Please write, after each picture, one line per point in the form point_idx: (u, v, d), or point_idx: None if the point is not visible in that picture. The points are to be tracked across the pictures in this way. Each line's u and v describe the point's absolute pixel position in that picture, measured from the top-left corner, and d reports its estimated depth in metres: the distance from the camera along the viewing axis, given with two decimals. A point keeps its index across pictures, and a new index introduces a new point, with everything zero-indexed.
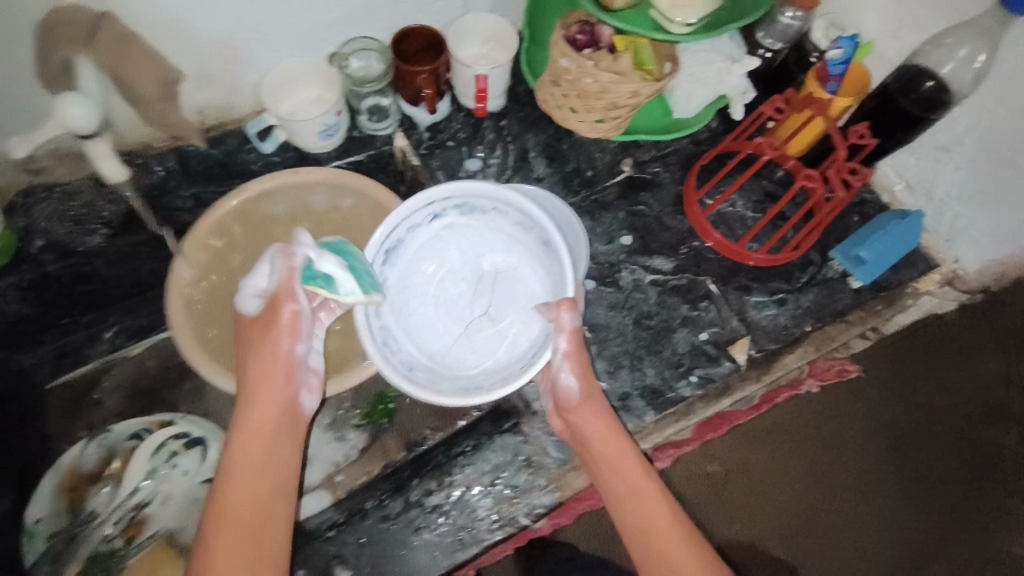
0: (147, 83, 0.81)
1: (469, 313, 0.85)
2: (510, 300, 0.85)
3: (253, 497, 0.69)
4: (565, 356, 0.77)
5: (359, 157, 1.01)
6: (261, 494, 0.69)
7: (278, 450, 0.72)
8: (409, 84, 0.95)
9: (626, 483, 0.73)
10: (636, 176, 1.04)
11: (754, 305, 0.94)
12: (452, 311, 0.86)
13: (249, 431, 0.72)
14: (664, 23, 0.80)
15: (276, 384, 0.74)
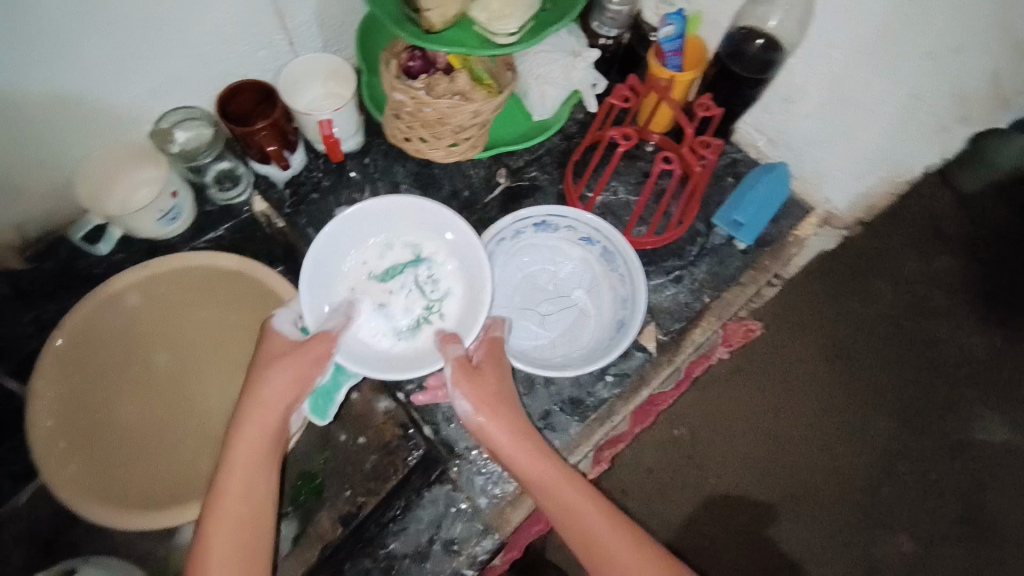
0: None
1: (534, 301, 0.90)
2: (566, 318, 0.89)
3: (248, 502, 0.68)
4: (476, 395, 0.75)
5: (218, 232, 0.96)
6: (250, 503, 0.69)
7: (270, 464, 0.71)
8: (251, 145, 0.88)
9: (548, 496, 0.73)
10: (513, 186, 1.00)
11: (653, 289, 0.94)
12: (526, 297, 0.90)
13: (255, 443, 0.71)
14: (489, 35, 0.78)
15: (274, 400, 0.72)
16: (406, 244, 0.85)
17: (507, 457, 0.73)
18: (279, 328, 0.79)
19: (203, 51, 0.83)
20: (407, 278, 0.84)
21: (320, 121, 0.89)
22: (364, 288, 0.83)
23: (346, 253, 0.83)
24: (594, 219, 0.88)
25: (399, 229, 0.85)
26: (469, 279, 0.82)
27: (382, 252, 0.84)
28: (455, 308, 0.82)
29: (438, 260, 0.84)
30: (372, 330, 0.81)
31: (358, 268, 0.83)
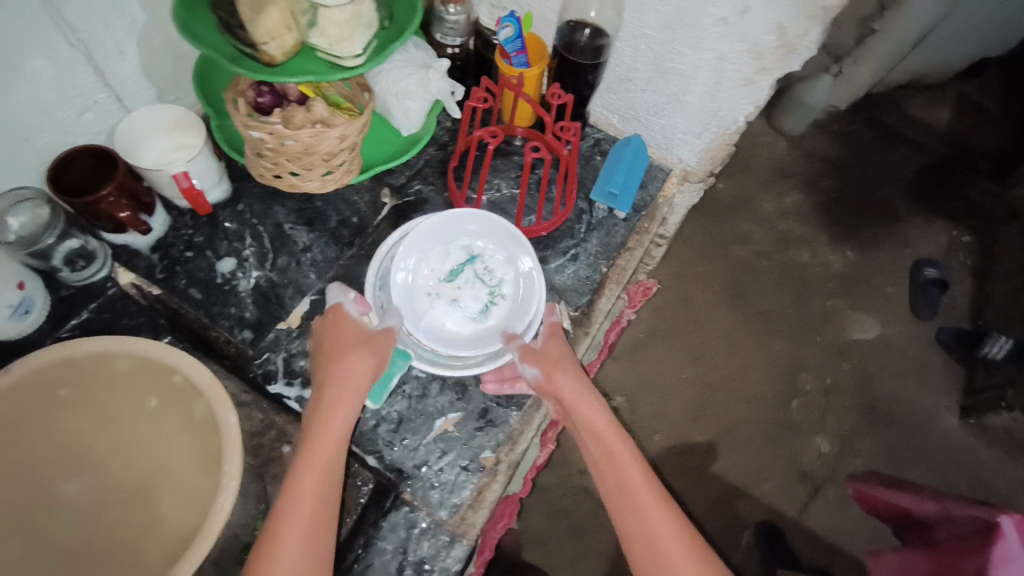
0: None
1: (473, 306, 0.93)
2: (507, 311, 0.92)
3: (316, 505, 0.65)
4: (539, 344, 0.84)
5: (83, 316, 0.86)
6: (325, 499, 0.66)
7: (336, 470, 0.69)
8: (103, 216, 0.81)
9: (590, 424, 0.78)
10: (400, 203, 1.01)
11: (555, 270, 0.99)
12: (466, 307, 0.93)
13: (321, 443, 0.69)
14: (335, 60, 0.77)
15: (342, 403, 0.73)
16: (461, 246, 0.91)
17: (569, 403, 0.79)
18: (349, 322, 0.80)
19: (13, 125, 0.75)
20: (470, 272, 0.90)
21: (175, 175, 0.83)
22: (441, 292, 0.88)
23: (416, 262, 0.88)
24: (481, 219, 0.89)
25: (458, 231, 0.90)
26: (520, 262, 0.89)
27: (445, 255, 0.90)
28: (512, 288, 0.89)
29: (489, 253, 0.91)
30: (459, 326, 0.87)
31: (430, 271, 0.89)
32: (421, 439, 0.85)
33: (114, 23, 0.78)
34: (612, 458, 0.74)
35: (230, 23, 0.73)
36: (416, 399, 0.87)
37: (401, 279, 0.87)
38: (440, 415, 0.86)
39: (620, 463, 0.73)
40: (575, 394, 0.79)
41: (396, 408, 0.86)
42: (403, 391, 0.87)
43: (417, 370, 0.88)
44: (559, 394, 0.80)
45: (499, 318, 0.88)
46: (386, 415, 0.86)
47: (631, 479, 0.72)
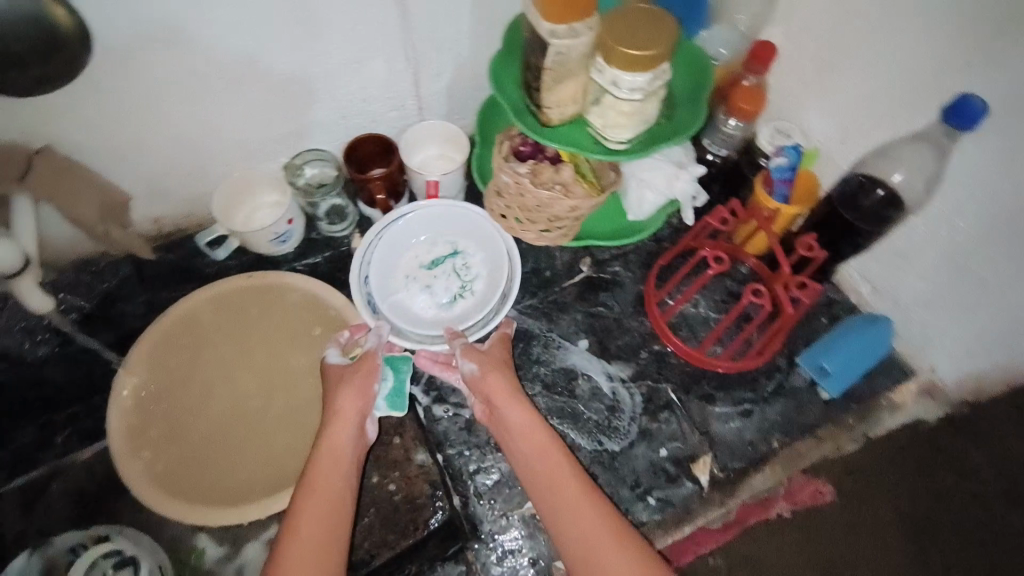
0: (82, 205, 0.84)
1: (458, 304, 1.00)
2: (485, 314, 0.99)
3: (329, 515, 0.72)
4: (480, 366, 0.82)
5: (317, 259, 1.03)
6: (333, 515, 0.72)
7: (346, 470, 0.76)
8: (364, 190, 0.98)
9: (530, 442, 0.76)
10: (595, 276, 1.01)
11: (717, 416, 0.89)
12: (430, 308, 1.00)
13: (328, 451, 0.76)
14: (600, 140, 0.81)
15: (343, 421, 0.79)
16: (446, 241, 0.99)
17: (505, 420, 0.78)
18: (331, 356, 0.86)
19: (344, 102, 0.94)
20: (449, 266, 0.98)
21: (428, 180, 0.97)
22: (417, 277, 0.97)
23: (396, 251, 0.98)
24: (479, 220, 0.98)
25: (443, 231, 1.00)
26: (497, 263, 0.97)
27: (429, 247, 0.99)
28: (484, 286, 0.96)
29: (469, 251, 0.99)
30: (425, 309, 0.95)
31: (413, 258, 0.98)
32: (509, 510, 0.85)
33: (446, 50, 0.93)
34: (553, 473, 0.73)
35: (529, 83, 0.80)
36: None
37: (383, 258, 0.97)
38: None
39: (559, 480, 0.73)
40: (511, 407, 0.78)
41: (500, 466, 0.87)
42: None
43: None
44: (498, 407, 0.79)
45: (464, 310, 0.95)
46: (489, 468, 0.87)
47: (569, 499, 0.71)
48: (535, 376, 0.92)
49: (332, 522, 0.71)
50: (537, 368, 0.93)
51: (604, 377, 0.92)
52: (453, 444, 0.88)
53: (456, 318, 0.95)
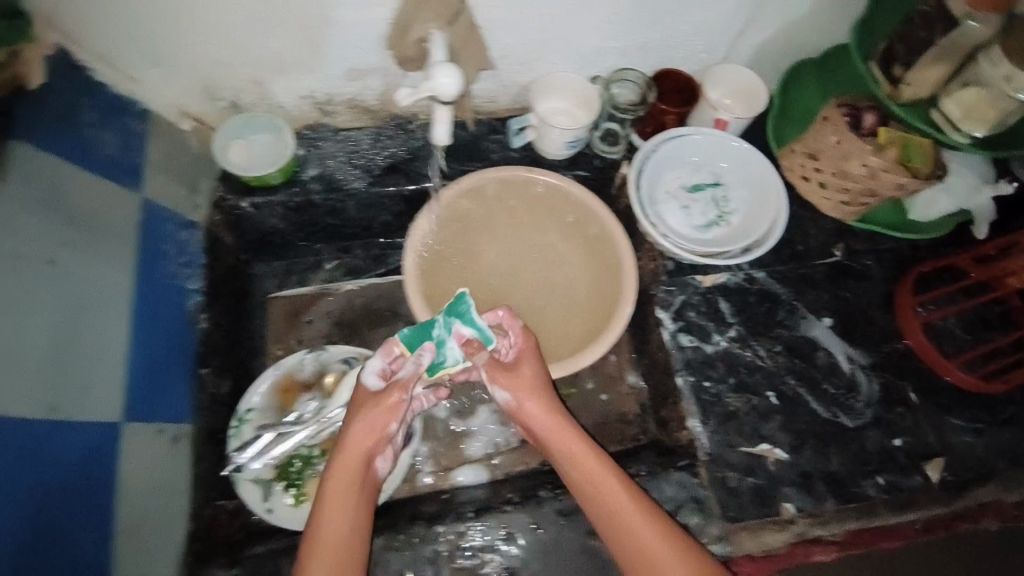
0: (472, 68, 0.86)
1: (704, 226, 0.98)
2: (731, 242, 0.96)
3: (343, 561, 0.69)
4: (493, 377, 0.82)
5: (584, 173, 1.08)
6: (358, 529, 0.72)
7: (362, 506, 0.74)
8: (655, 122, 1.04)
9: (592, 496, 0.76)
10: (846, 264, 1.02)
11: (952, 427, 0.93)
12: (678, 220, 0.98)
13: (338, 485, 0.74)
14: (945, 129, 0.84)
15: (356, 443, 0.76)
16: (711, 170, 1.00)
17: (577, 477, 0.78)
18: (363, 379, 0.79)
19: (679, 32, 0.95)
20: (709, 194, 0.99)
21: (718, 119, 0.97)
22: (677, 196, 0.98)
23: (663, 165, 0.99)
24: (755, 157, 0.97)
25: (710, 157, 1.00)
26: (760, 203, 0.96)
27: (694, 171, 1.00)
28: (741, 221, 0.97)
29: (732, 186, 0.99)
30: (680, 226, 0.97)
31: (676, 177, 0.99)
32: (741, 445, 0.87)
33: (795, 6, 0.93)
34: (629, 530, 0.73)
35: (897, 59, 0.83)
36: (756, 415, 0.89)
37: (653, 167, 0.98)
38: (767, 443, 0.88)
39: (617, 500, 0.75)
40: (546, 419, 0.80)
41: (735, 404, 0.90)
42: (750, 398, 0.91)
43: (772, 393, 0.91)
44: (532, 426, 0.81)
45: (717, 237, 0.96)
46: (724, 403, 0.90)
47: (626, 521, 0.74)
48: (776, 336, 0.96)
49: (349, 567, 0.69)
50: (781, 330, 0.96)
51: (844, 358, 0.95)
52: (693, 372, 0.93)
53: (710, 244, 0.96)
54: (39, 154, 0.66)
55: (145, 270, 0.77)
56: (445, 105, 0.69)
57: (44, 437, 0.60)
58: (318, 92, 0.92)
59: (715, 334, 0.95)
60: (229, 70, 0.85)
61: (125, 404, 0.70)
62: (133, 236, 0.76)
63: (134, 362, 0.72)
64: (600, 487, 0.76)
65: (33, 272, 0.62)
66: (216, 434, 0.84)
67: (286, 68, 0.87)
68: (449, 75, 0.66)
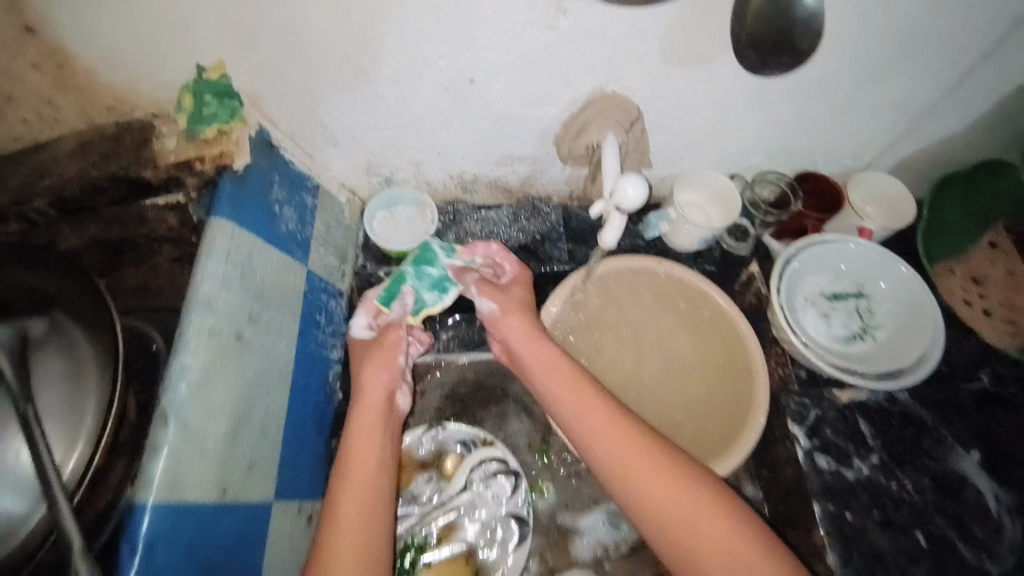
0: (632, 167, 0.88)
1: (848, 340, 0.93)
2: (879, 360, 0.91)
3: (369, 488, 0.70)
4: (481, 288, 0.88)
5: (711, 267, 1.07)
6: (376, 468, 0.73)
7: (378, 440, 0.76)
8: (794, 225, 1.02)
9: (596, 435, 0.76)
10: (994, 390, 0.95)
11: None
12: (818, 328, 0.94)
13: (362, 421, 0.76)
14: None
15: (372, 376, 0.79)
16: (855, 280, 0.96)
17: (575, 414, 0.78)
18: (350, 334, 0.85)
19: (828, 142, 0.95)
20: (852, 305, 0.95)
21: (862, 229, 0.96)
22: (817, 304, 0.96)
23: (806, 272, 0.96)
24: (905, 275, 0.93)
25: (856, 267, 0.96)
26: (912, 321, 0.91)
27: (836, 279, 0.97)
28: (887, 338, 0.92)
29: (877, 299, 0.95)
30: (822, 336, 0.93)
31: (817, 284, 0.97)
32: None
33: (952, 125, 0.92)
34: (640, 470, 0.71)
35: None
36: (905, 557, 0.83)
37: (795, 273, 0.96)
38: None
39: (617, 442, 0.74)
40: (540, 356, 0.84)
41: (881, 542, 0.83)
42: (898, 536, 0.84)
43: (920, 534, 0.84)
44: (556, 408, 0.81)
45: (861, 352, 0.92)
46: (869, 539, 0.84)
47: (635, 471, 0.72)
48: (922, 467, 0.89)
49: (371, 490, 0.70)
50: (927, 461, 0.90)
51: (993, 499, 0.87)
52: (834, 499, 0.86)
53: (856, 358, 0.92)
54: (242, 232, 0.69)
55: (303, 342, 0.79)
56: (623, 211, 0.71)
57: (212, 521, 0.59)
58: (467, 173, 0.96)
59: (855, 459, 0.89)
60: (396, 150, 0.89)
61: (275, 483, 0.70)
62: (297, 307, 0.78)
63: (286, 437, 0.73)
64: (595, 423, 0.76)
65: (226, 347, 0.64)
66: None
67: (444, 150, 0.90)
68: (638, 186, 0.68)
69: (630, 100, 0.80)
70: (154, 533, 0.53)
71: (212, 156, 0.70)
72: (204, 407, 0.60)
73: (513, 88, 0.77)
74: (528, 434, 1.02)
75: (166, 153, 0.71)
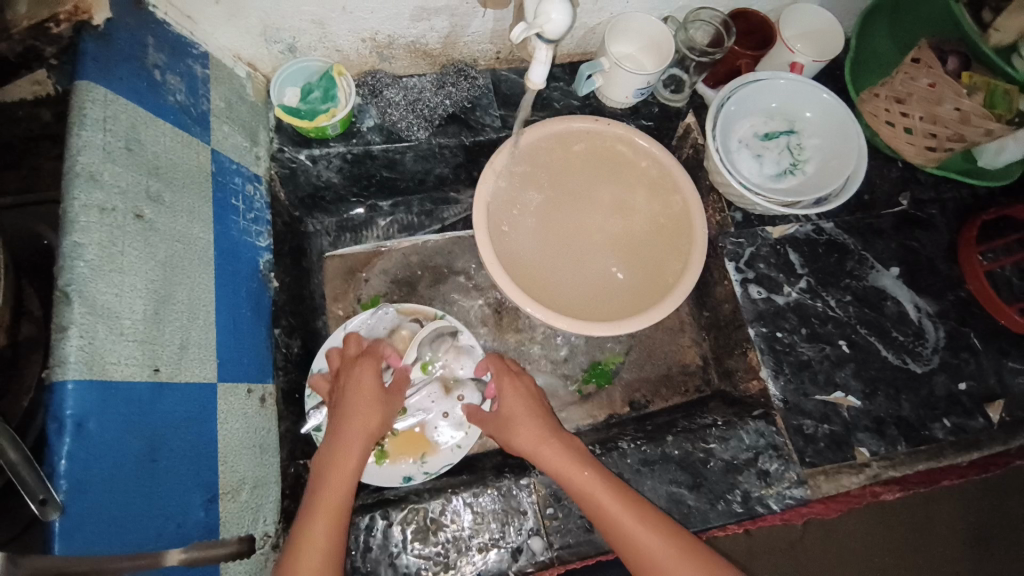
0: None
1: (779, 175, 0.95)
2: (807, 189, 0.93)
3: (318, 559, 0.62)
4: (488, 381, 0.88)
5: (648, 123, 1.06)
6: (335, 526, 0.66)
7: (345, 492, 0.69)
8: (728, 67, 1.00)
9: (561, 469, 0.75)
10: (912, 212, 1.02)
11: (1011, 370, 0.94)
12: (751, 166, 0.95)
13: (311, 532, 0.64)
14: None
15: (350, 418, 0.76)
16: (785, 117, 0.97)
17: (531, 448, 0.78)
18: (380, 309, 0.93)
19: None
20: (783, 142, 0.96)
21: (794, 62, 0.95)
22: (750, 144, 0.96)
23: (739, 114, 0.96)
24: (832, 101, 0.93)
25: (786, 103, 0.96)
26: (839, 149, 0.93)
27: (768, 118, 0.97)
28: (816, 170, 0.95)
29: (807, 134, 0.97)
30: (755, 175, 0.95)
31: (750, 125, 0.97)
32: (816, 393, 0.88)
33: None
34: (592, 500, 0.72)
35: (987, 5, 0.90)
36: (829, 363, 0.90)
37: (728, 115, 0.95)
38: (841, 391, 0.89)
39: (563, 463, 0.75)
40: (514, 421, 0.81)
41: (808, 353, 0.91)
42: (823, 347, 0.91)
43: (843, 342, 0.92)
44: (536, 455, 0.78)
45: (792, 186, 0.94)
46: (797, 352, 0.91)
47: (601, 501, 0.72)
48: (845, 286, 0.96)
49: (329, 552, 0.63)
50: (849, 280, 0.96)
51: (912, 306, 0.96)
52: (765, 323, 0.93)
53: (789, 192, 0.94)
54: (116, 98, 0.62)
55: (221, 227, 0.74)
56: (548, 43, 0.66)
57: (150, 399, 0.58)
58: (381, 34, 0.88)
59: (785, 286, 0.95)
60: (294, 8, 0.80)
61: (218, 365, 0.68)
62: (207, 190, 0.73)
63: (222, 323, 0.70)
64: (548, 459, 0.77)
65: (124, 225, 0.59)
66: (293, 395, 0.83)
67: (349, 3, 0.81)
68: (561, 8, 0.63)
69: None
70: (80, 409, 0.52)
71: (67, 12, 0.61)
72: (111, 286, 0.57)
73: None
74: (480, 309, 1.04)
75: (15, 17, 0.60)
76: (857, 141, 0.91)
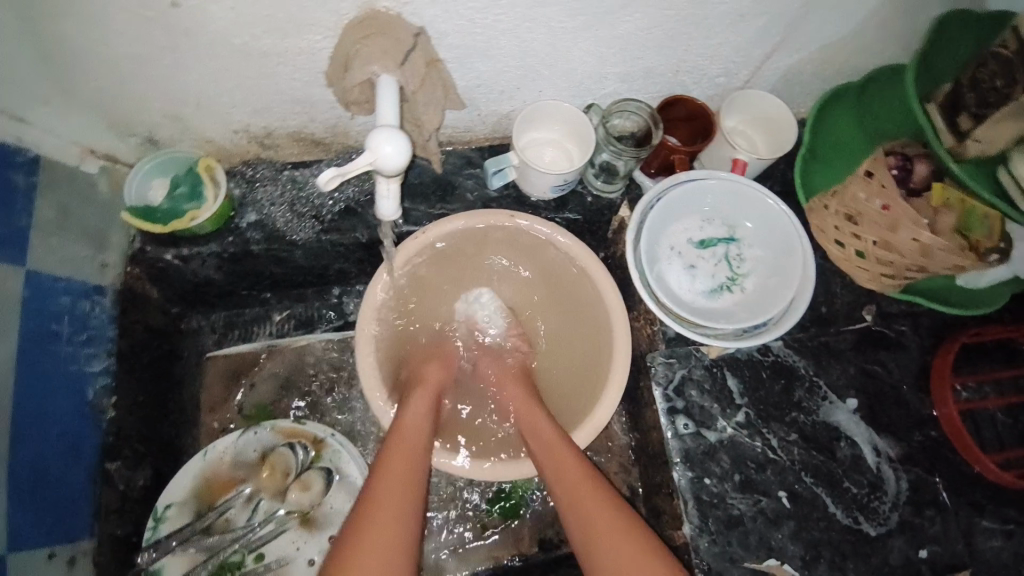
0: (431, 111, 0.71)
1: (714, 291, 0.82)
2: (747, 310, 0.81)
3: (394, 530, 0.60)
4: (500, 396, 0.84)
5: (575, 215, 0.93)
6: (408, 499, 0.63)
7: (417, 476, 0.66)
8: (662, 160, 0.88)
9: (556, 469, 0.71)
10: (877, 329, 0.86)
11: (985, 531, 0.79)
12: (684, 280, 0.82)
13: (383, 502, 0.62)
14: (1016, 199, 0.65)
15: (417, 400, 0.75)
16: (725, 221, 0.84)
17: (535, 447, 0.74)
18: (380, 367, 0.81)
19: (691, 56, 0.79)
20: (721, 251, 0.84)
21: (736, 159, 0.82)
22: (683, 253, 0.83)
23: (671, 217, 0.83)
24: (778, 207, 0.80)
25: (724, 205, 0.84)
26: (782, 265, 0.81)
27: (704, 222, 0.84)
28: (756, 286, 0.82)
29: (748, 242, 0.84)
30: (686, 291, 0.82)
31: (683, 230, 0.84)
32: (745, 559, 0.75)
33: (837, 25, 0.77)
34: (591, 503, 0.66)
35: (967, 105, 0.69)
36: (764, 520, 0.77)
37: (656, 221, 0.82)
38: (774, 557, 0.75)
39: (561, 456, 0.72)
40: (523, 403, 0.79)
41: (740, 507, 0.77)
42: (758, 499, 0.77)
43: (783, 494, 0.78)
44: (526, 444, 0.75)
45: (727, 306, 0.82)
46: (727, 506, 0.77)
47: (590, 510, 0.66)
48: (792, 422, 0.81)
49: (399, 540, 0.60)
50: (797, 414, 0.82)
51: (868, 448, 0.81)
52: (692, 467, 0.78)
53: (724, 313, 0.81)
54: None
55: (31, 362, 0.64)
56: (388, 178, 0.56)
57: None
58: (253, 124, 0.77)
59: (720, 419, 0.80)
60: (137, 103, 0.70)
61: (6, 534, 0.60)
62: (14, 323, 0.63)
63: (17, 480, 0.61)
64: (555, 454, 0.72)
65: None
66: (128, 540, 0.74)
67: (201, 98, 0.70)
68: (396, 144, 0.52)
69: (403, 19, 0.62)
70: None
71: None
72: None
73: (241, 13, 0.58)
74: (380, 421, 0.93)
75: None
76: (805, 259, 0.78)
